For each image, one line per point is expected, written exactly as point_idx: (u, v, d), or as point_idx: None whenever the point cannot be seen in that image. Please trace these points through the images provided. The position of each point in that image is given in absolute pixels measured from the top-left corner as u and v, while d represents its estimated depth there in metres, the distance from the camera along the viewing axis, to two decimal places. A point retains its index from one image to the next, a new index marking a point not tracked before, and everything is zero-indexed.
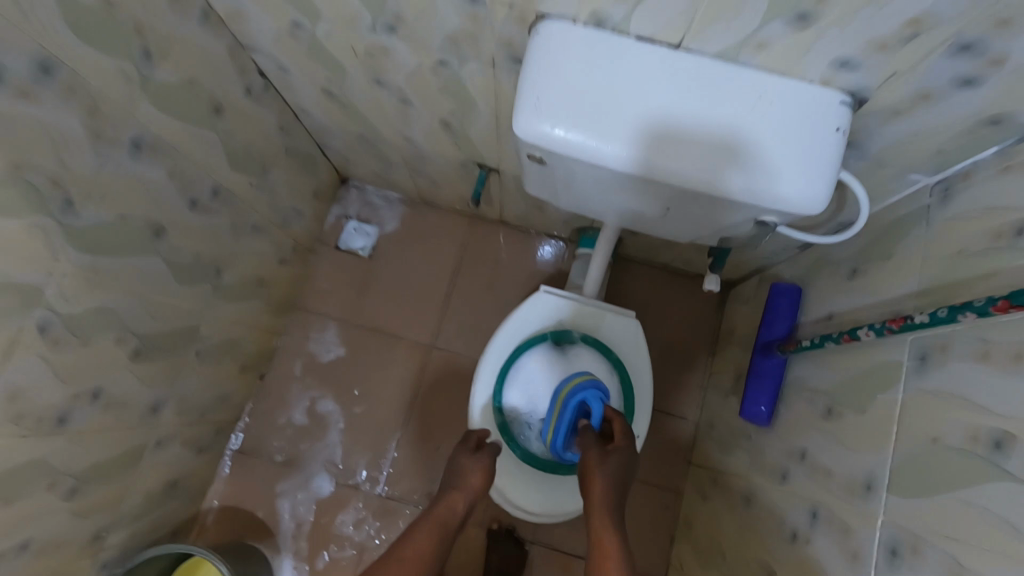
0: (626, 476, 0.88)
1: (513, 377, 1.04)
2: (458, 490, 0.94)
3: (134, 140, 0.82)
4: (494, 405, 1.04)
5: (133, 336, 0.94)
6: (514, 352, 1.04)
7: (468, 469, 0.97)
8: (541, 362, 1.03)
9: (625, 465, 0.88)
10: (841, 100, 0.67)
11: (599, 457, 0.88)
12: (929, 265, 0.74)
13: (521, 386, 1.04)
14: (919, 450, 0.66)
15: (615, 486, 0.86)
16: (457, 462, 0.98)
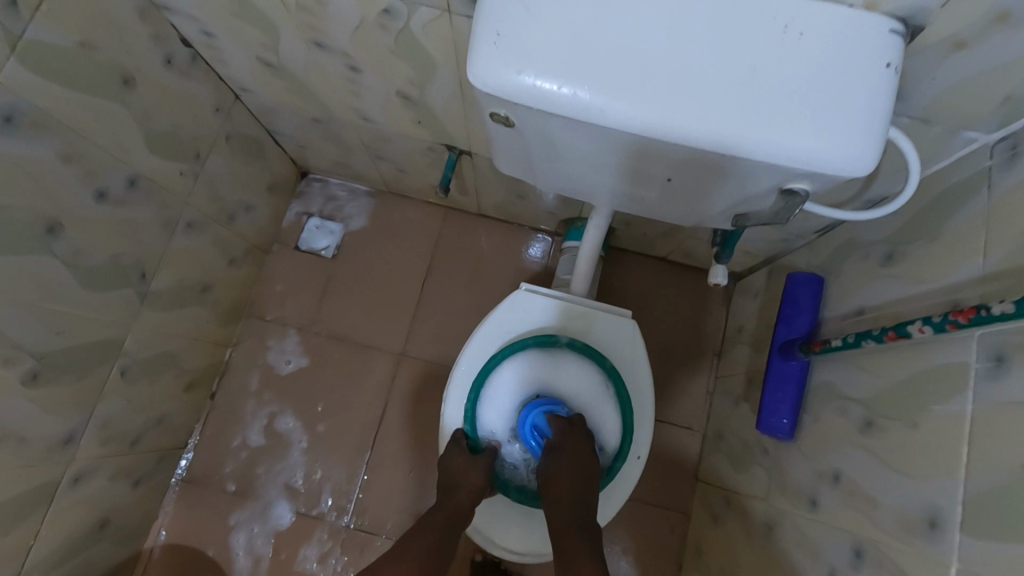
0: (583, 475, 0.81)
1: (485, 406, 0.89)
2: (459, 495, 0.83)
3: (7, 113, 0.66)
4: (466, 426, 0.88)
5: (26, 355, 0.78)
6: (489, 367, 0.88)
7: (467, 471, 0.83)
8: (508, 382, 0.89)
9: (577, 466, 0.81)
10: (891, 28, 0.52)
11: (548, 475, 0.81)
12: (996, 242, 0.60)
13: (494, 415, 0.89)
14: (1005, 480, 0.51)
15: (574, 495, 0.80)
16: (454, 464, 0.84)
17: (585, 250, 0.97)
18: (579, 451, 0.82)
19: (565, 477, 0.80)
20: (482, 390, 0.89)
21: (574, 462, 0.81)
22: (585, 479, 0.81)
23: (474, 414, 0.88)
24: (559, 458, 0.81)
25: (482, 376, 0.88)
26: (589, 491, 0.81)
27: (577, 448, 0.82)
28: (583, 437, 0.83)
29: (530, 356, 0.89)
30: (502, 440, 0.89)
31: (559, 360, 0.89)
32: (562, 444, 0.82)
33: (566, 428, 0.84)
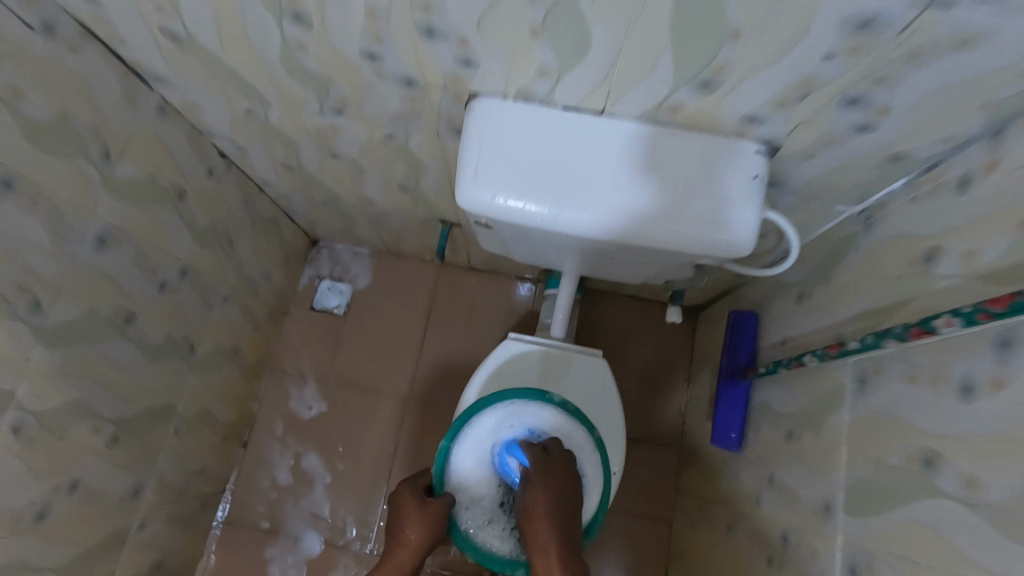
0: (558, 496, 0.79)
1: (461, 449, 0.89)
2: (396, 557, 0.82)
3: (100, 236, 0.85)
4: (444, 456, 0.89)
5: (108, 423, 0.95)
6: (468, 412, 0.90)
7: (405, 526, 0.83)
8: (487, 426, 0.89)
9: (553, 490, 0.79)
10: (756, 149, 0.72)
11: (524, 505, 0.79)
12: (861, 291, 0.79)
13: (470, 458, 0.88)
14: (867, 471, 0.70)
15: (551, 521, 0.77)
16: (399, 516, 0.84)
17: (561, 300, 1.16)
18: (555, 475, 0.80)
19: (540, 503, 0.78)
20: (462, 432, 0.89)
21: (550, 485, 0.79)
22: (563, 502, 0.79)
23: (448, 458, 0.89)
24: (530, 488, 0.79)
25: (464, 418, 0.90)
26: (569, 517, 0.79)
27: (554, 471, 0.80)
28: (559, 462, 0.82)
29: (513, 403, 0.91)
30: (475, 486, 0.87)
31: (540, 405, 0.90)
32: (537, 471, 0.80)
33: (542, 456, 0.82)
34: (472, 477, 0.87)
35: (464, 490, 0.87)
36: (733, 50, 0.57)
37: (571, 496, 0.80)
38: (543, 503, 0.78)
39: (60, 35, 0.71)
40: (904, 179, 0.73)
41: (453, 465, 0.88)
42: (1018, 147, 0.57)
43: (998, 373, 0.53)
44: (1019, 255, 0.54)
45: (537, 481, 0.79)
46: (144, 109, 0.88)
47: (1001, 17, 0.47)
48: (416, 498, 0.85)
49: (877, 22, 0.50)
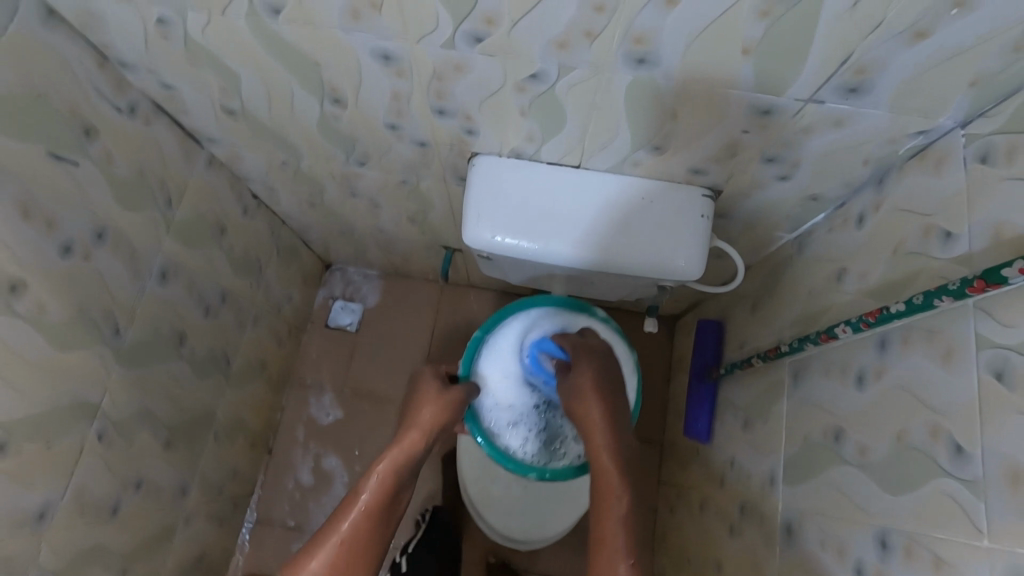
0: (603, 381, 1.00)
1: (493, 347, 1.10)
2: (412, 433, 0.99)
3: (162, 271, 1.01)
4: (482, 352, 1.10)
5: (165, 430, 1.11)
6: (502, 314, 1.11)
7: (421, 409, 1.02)
8: (517, 329, 1.10)
9: (595, 376, 1.00)
10: (704, 193, 0.90)
11: (573, 385, 1.00)
12: (796, 302, 0.96)
13: (501, 356, 1.09)
14: (798, 447, 0.86)
15: (597, 396, 0.99)
16: (417, 401, 1.03)
17: None
18: (592, 362, 1.01)
19: (586, 381, 0.99)
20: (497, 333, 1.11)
21: (592, 370, 1.00)
22: (605, 387, 1.00)
23: (478, 354, 1.10)
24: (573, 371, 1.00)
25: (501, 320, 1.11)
26: (607, 392, 1.00)
27: (592, 360, 1.01)
28: (593, 353, 1.03)
29: (536, 312, 1.11)
30: (501, 381, 1.09)
31: (569, 317, 1.12)
32: (578, 358, 1.01)
33: (578, 349, 1.02)
34: (502, 371, 1.09)
35: (489, 383, 1.09)
36: (675, 125, 0.74)
37: (609, 381, 1.01)
38: (589, 380, 0.99)
39: (138, 112, 0.88)
40: (823, 212, 0.91)
41: (491, 362, 1.09)
42: (894, 193, 0.74)
43: (879, 365, 0.70)
44: (892, 278, 0.71)
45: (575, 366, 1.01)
46: (196, 162, 1.04)
47: (862, 109, 0.64)
48: (439, 384, 1.04)
49: (776, 110, 0.67)
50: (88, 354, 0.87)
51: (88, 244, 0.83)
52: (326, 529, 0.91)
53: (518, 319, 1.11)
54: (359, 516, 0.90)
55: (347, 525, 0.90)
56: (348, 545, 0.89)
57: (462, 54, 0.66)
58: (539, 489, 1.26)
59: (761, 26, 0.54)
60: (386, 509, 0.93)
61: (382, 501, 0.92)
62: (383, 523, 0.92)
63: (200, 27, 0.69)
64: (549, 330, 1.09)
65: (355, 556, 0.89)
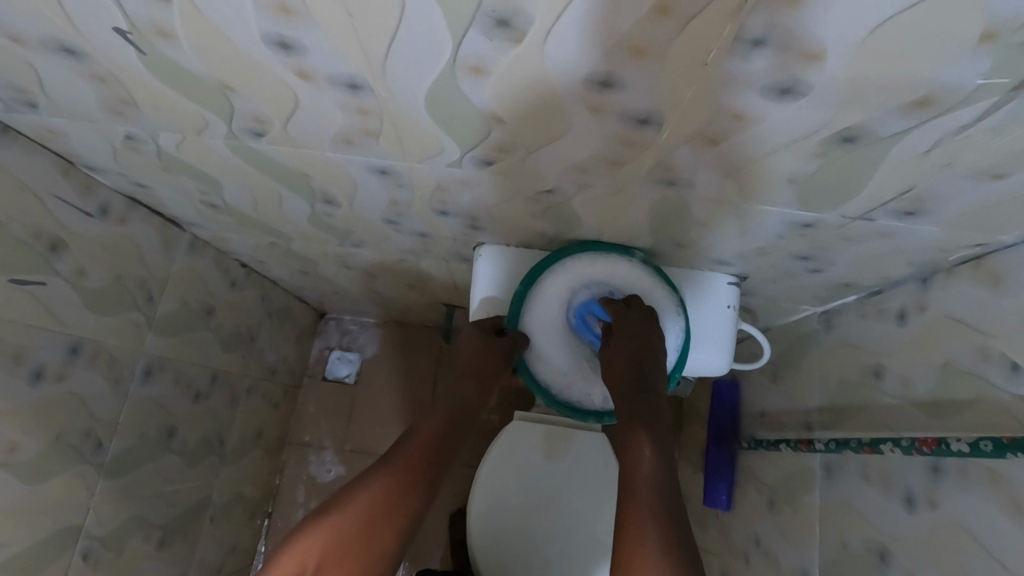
0: (640, 350, 0.70)
1: (535, 302, 0.80)
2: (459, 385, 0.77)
3: (146, 368, 0.94)
4: (515, 300, 0.80)
5: (156, 528, 1.04)
6: (541, 266, 0.80)
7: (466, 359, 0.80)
8: (565, 278, 0.79)
9: (639, 342, 0.71)
10: (728, 281, 0.83)
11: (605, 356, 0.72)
12: (825, 386, 0.91)
13: (547, 308, 0.80)
14: (836, 554, 0.81)
15: (627, 373, 0.69)
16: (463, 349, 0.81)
17: None
18: (639, 330, 0.72)
19: (621, 349, 0.71)
20: (533, 281, 0.80)
21: (633, 336, 0.71)
22: (650, 354, 0.70)
23: (521, 305, 0.80)
24: (613, 342, 0.72)
25: (538, 266, 0.80)
26: (651, 360, 0.70)
27: (638, 325, 0.72)
28: (643, 319, 0.73)
29: (585, 260, 0.78)
30: (551, 333, 0.81)
31: (620, 267, 0.78)
32: (620, 328, 0.72)
33: (624, 311, 0.74)
34: (542, 326, 0.80)
35: (537, 338, 0.81)
36: (705, 230, 0.68)
37: (654, 356, 0.70)
38: (623, 348, 0.71)
39: (110, 213, 0.80)
40: (855, 296, 0.84)
41: (523, 314, 0.81)
42: (941, 297, 0.69)
43: (931, 492, 0.65)
44: (942, 396, 0.65)
45: (624, 330, 0.72)
46: (179, 249, 0.97)
47: (914, 226, 0.58)
48: (482, 334, 0.80)
49: (818, 223, 0.61)
50: (67, 478, 0.80)
51: (60, 364, 0.76)
52: (348, 492, 0.66)
53: (564, 268, 0.79)
54: (394, 473, 0.67)
55: (378, 481, 0.66)
56: (377, 508, 0.64)
57: (469, 172, 0.60)
58: (547, 524, 1.14)
59: (813, 163, 0.48)
60: (430, 467, 0.70)
61: (424, 457, 0.70)
62: (424, 484, 0.68)
63: (174, 143, 0.62)
64: (598, 291, 0.78)
65: (389, 515, 0.64)
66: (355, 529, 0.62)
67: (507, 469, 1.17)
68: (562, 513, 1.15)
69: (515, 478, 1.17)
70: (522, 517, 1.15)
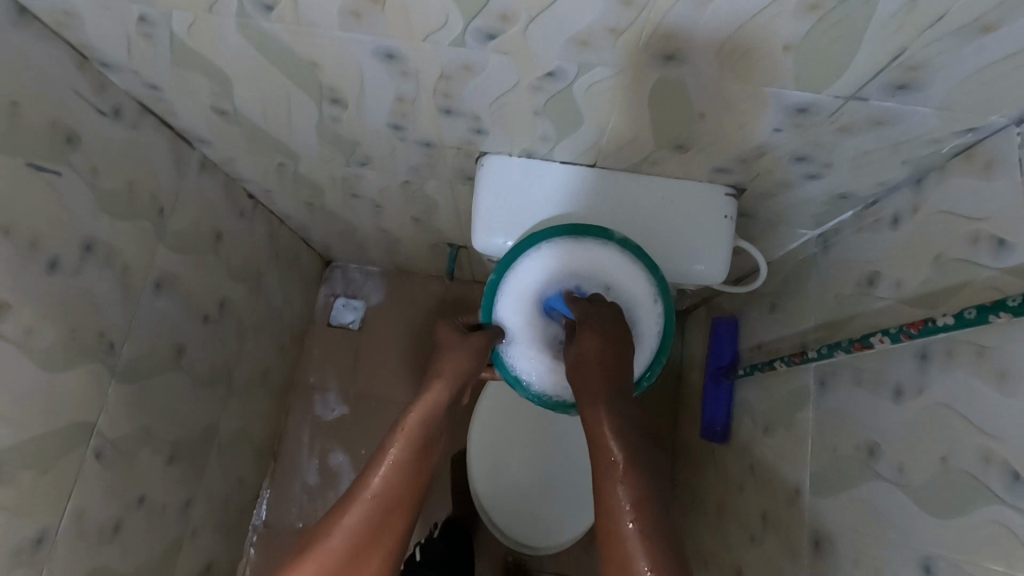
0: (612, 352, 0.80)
1: (510, 289, 0.88)
2: (436, 382, 0.82)
3: (156, 281, 0.96)
4: (492, 289, 0.88)
5: (166, 444, 1.07)
6: (516, 252, 0.86)
7: (445, 357, 0.85)
8: (536, 264, 0.86)
9: (606, 339, 0.80)
10: (727, 191, 0.85)
11: (575, 349, 0.81)
12: (821, 306, 0.92)
13: (521, 299, 0.88)
14: (826, 459, 0.83)
15: (600, 372, 0.80)
16: (439, 349, 0.87)
17: None
18: (605, 325, 0.81)
19: (592, 344, 0.80)
20: (508, 271, 0.87)
21: (601, 330, 0.80)
22: (614, 348, 0.81)
23: (497, 295, 0.89)
24: (582, 336, 0.80)
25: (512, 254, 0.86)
26: (618, 353, 0.81)
27: (601, 320, 0.81)
28: (607, 316, 0.82)
29: (561, 243, 0.85)
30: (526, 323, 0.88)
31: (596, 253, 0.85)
32: (584, 325, 0.81)
33: (587, 311, 0.82)
34: (519, 314, 0.88)
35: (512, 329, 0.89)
36: (700, 125, 0.69)
37: (621, 353, 0.81)
38: (596, 344, 0.80)
39: (124, 116, 0.82)
40: (853, 210, 0.86)
41: (499, 306, 0.89)
42: (935, 194, 0.70)
43: (919, 380, 0.66)
44: (932, 286, 0.67)
45: (589, 327, 0.80)
46: (189, 168, 0.99)
47: (908, 106, 0.59)
48: (457, 334, 0.88)
49: (813, 108, 0.62)
50: (81, 373, 0.83)
51: (74, 260, 0.78)
52: (339, 510, 0.71)
53: (539, 254, 0.85)
54: (382, 484, 0.72)
55: (366, 498, 0.71)
56: (370, 522, 0.70)
57: (472, 52, 0.61)
58: (542, 456, 1.23)
59: (807, 21, 0.49)
60: (417, 469, 0.75)
61: (410, 462, 0.75)
62: (417, 486, 0.75)
63: (186, 26, 0.64)
64: (567, 284, 0.87)
65: (382, 526, 0.70)
66: (353, 544, 0.68)
67: (511, 441, 1.24)
68: (568, 476, 1.22)
69: (519, 450, 1.24)
70: (519, 451, 1.24)
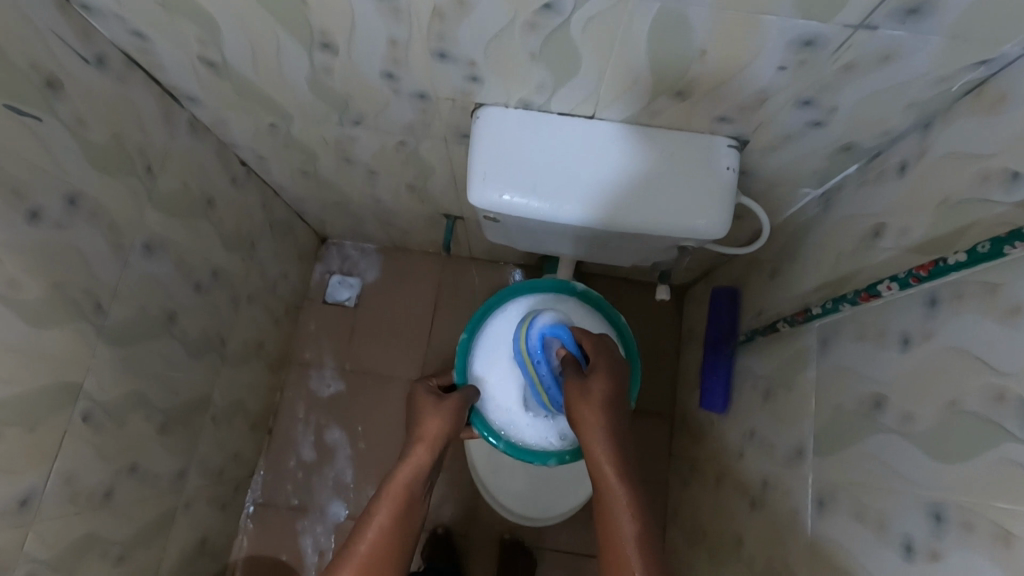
0: (618, 387, 0.85)
1: (480, 352, 1.05)
2: (419, 445, 0.88)
3: (146, 243, 0.94)
4: (465, 351, 1.05)
5: (158, 412, 1.05)
6: (484, 314, 1.07)
7: (425, 419, 0.91)
8: (502, 324, 1.06)
9: (611, 380, 0.85)
10: (728, 144, 0.83)
11: (582, 388, 0.84)
12: (823, 265, 0.90)
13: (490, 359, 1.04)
14: (829, 418, 0.81)
15: (605, 412, 0.83)
16: (418, 411, 0.93)
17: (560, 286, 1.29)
18: (612, 364, 0.86)
19: (601, 384, 0.84)
20: (477, 335, 1.07)
21: (609, 373, 0.85)
22: (617, 392, 0.85)
23: (469, 357, 1.05)
24: (596, 373, 0.84)
25: (480, 320, 1.07)
26: (619, 395, 0.85)
27: (609, 363, 0.86)
28: (612, 355, 0.87)
29: (521, 303, 1.07)
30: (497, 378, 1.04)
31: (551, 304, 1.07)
32: (596, 362, 0.86)
33: (597, 348, 0.88)
34: (490, 370, 1.04)
35: (486, 386, 1.04)
36: (701, 66, 0.67)
37: (621, 390, 0.86)
38: (603, 386, 0.84)
39: (109, 67, 0.80)
40: (856, 165, 0.84)
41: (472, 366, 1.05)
42: (944, 137, 0.68)
43: (927, 326, 0.65)
44: (942, 230, 0.65)
45: (603, 361, 0.86)
46: (179, 127, 0.97)
47: (918, 36, 0.57)
48: (433, 396, 0.94)
49: (819, 41, 0.60)
50: (67, 330, 0.81)
51: (58, 212, 0.76)
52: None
53: (502, 314, 1.07)
54: (368, 550, 0.77)
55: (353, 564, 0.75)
56: None
57: None
58: None
59: None
60: (402, 536, 0.80)
61: (395, 529, 0.79)
62: (403, 551, 0.80)
63: None
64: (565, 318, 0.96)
65: None
66: None
67: None
68: None
69: None
70: None
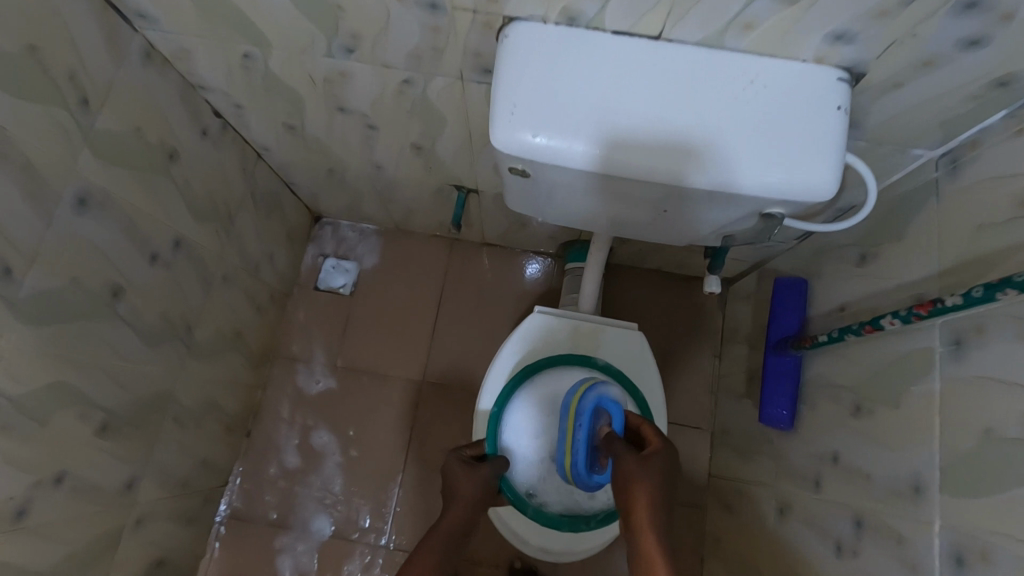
0: (670, 488, 0.69)
1: (511, 417, 0.95)
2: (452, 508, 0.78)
3: (80, 196, 0.75)
4: (494, 417, 0.95)
5: (98, 409, 0.86)
6: (518, 377, 0.96)
7: (458, 483, 0.82)
8: (533, 392, 0.96)
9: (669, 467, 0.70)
10: (838, 76, 0.63)
11: (637, 461, 0.69)
12: (948, 243, 0.69)
13: (519, 423, 0.95)
14: (971, 445, 0.60)
15: (659, 497, 0.66)
16: (450, 480, 0.83)
17: (591, 272, 1.08)
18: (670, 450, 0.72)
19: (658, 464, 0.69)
20: (507, 402, 0.96)
21: (669, 457, 0.70)
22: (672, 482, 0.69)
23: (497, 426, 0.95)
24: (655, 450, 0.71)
25: (510, 386, 0.96)
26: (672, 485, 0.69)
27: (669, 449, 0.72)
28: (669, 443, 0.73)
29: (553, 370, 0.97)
30: (527, 446, 0.93)
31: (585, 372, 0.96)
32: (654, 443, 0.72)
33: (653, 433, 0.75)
34: (521, 441, 0.94)
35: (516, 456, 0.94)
36: None
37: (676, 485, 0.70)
38: (662, 466, 0.68)
39: None
40: (1004, 110, 0.63)
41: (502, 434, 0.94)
42: None
43: None
44: None
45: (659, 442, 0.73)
46: (129, 55, 0.78)
47: None
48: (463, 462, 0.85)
49: None
50: None
51: None
52: None
53: (534, 380, 0.96)
54: None
55: None
56: None
57: None
58: None
59: None
60: None
61: None
62: None
63: None
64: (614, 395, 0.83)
65: None
66: None
67: None
68: None
69: None
70: None
